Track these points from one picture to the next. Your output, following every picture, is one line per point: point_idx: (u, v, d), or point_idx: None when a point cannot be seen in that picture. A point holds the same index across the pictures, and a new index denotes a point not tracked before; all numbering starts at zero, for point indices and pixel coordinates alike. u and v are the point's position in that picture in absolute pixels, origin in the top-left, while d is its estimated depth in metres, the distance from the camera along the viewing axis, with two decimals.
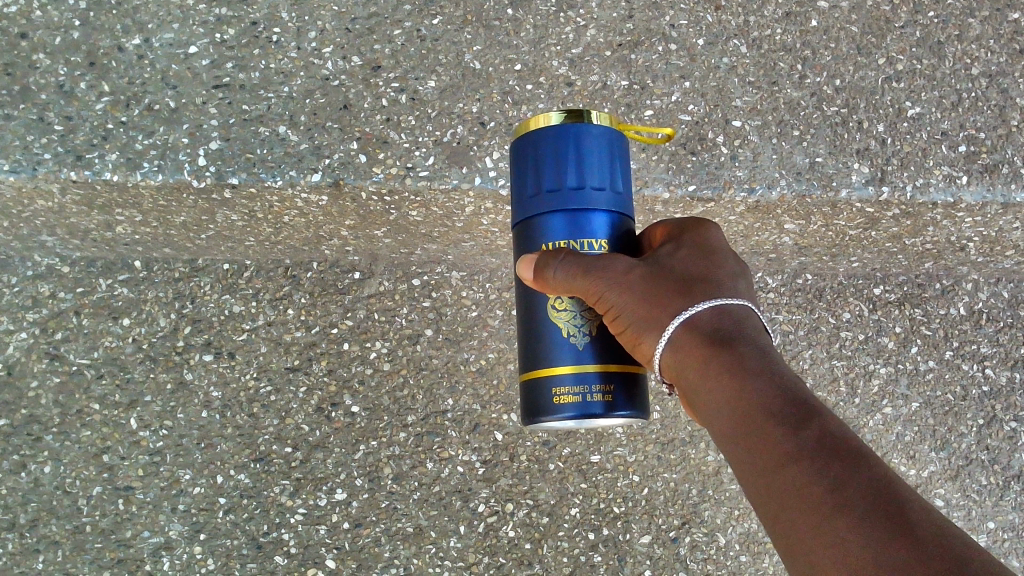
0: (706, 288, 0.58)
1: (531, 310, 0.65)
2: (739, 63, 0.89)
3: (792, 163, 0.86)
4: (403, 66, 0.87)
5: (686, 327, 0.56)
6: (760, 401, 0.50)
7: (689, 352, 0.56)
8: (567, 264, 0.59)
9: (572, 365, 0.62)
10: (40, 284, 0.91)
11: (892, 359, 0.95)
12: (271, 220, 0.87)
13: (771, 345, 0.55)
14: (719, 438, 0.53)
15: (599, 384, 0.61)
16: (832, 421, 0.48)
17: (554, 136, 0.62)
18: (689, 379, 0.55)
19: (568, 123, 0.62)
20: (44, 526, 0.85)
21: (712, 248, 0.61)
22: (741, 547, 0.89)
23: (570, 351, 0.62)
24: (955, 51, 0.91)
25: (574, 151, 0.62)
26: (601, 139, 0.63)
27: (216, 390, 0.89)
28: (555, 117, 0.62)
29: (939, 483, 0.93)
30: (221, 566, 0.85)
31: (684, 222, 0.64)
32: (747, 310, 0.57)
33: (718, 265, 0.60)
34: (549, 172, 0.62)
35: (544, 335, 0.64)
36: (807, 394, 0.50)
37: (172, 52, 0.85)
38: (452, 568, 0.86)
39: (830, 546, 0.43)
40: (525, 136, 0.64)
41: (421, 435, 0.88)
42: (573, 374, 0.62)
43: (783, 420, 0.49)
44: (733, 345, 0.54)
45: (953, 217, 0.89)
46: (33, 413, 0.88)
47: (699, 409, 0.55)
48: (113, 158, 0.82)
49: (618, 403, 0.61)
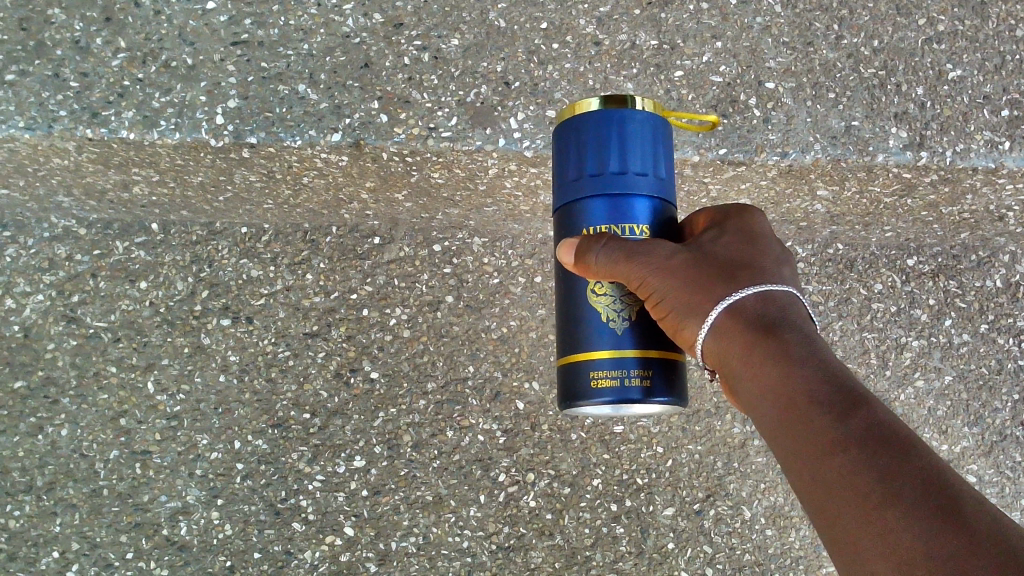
0: (749, 274, 0.56)
1: (569, 297, 0.63)
2: (774, 22, 0.86)
3: (827, 126, 0.84)
4: (426, 24, 0.84)
5: (728, 313, 0.54)
6: (806, 387, 0.48)
7: (733, 337, 0.54)
8: (609, 249, 0.57)
9: (611, 348, 0.59)
10: (56, 246, 0.89)
11: (925, 332, 0.92)
12: (290, 181, 0.84)
13: (816, 331, 0.53)
14: (763, 426, 0.51)
15: (642, 370, 0.59)
16: (880, 408, 0.45)
17: (596, 122, 0.60)
18: (733, 366, 0.53)
19: (610, 107, 0.59)
20: (61, 489, 0.84)
21: (756, 234, 0.59)
22: (767, 520, 0.87)
23: (608, 335, 0.60)
24: (1000, 11, 0.88)
25: (616, 136, 0.59)
26: (644, 125, 0.60)
27: (234, 354, 0.88)
28: (596, 101, 0.60)
29: (972, 458, 0.91)
30: (239, 532, 0.84)
31: (727, 206, 0.61)
32: (790, 296, 0.55)
33: (761, 251, 0.58)
34: (590, 156, 0.59)
35: (579, 321, 0.62)
36: (854, 381, 0.48)
37: (188, 8, 0.83)
38: (472, 537, 0.84)
39: (879, 538, 0.41)
40: (567, 120, 0.61)
41: (441, 403, 0.87)
42: (611, 357, 0.59)
43: (828, 407, 0.46)
44: (776, 332, 0.52)
45: (993, 184, 0.85)
46: (50, 375, 0.87)
47: (743, 397, 0.53)
48: (129, 115, 0.80)
49: (655, 387, 0.59)
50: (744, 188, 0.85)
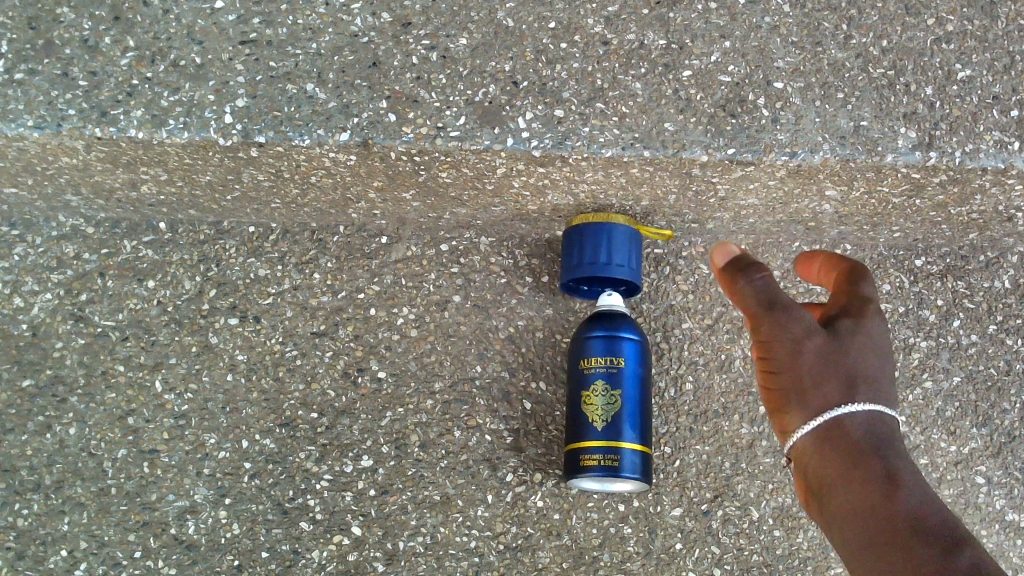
0: (867, 390, 0.61)
1: (572, 399, 0.82)
2: (782, 22, 0.86)
3: (836, 126, 0.83)
4: (434, 24, 0.84)
5: (836, 425, 0.60)
6: (912, 520, 0.54)
7: (835, 453, 0.59)
8: (761, 282, 0.65)
9: (605, 440, 0.79)
10: (64, 245, 0.90)
11: (933, 332, 0.92)
12: (298, 180, 0.85)
13: (913, 462, 0.59)
14: (845, 544, 0.57)
15: (627, 457, 0.79)
16: (981, 553, 0.51)
17: (592, 230, 0.85)
18: (829, 480, 0.59)
19: (601, 221, 0.85)
20: (69, 488, 0.84)
21: (883, 347, 0.64)
22: (775, 521, 0.86)
23: (602, 428, 0.79)
24: (1009, 12, 0.88)
25: (605, 239, 0.85)
26: (624, 231, 0.86)
27: (242, 353, 0.88)
28: (592, 216, 0.86)
29: (980, 460, 0.90)
30: (246, 532, 0.84)
31: (863, 296, 0.66)
32: (897, 423, 0.61)
33: (881, 365, 0.63)
34: (587, 250, 0.85)
35: (581, 413, 0.81)
36: (955, 522, 0.54)
37: (197, 7, 0.83)
38: (479, 537, 0.84)
39: None
40: (572, 226, 0.87)
41: (449, 402, 0.87)
42: (605, 451, 0.79)
43: (931, 543, 0.52)
44: (883, 456, 0.58)
45: (1003, 184, 0.85)
46: (58, 374, 0.87)
47: (832, 514, 0.59)
48: (138, 114, 0.80)
49: (637, 472, 0.79)
50: (751, 188, 0.85)
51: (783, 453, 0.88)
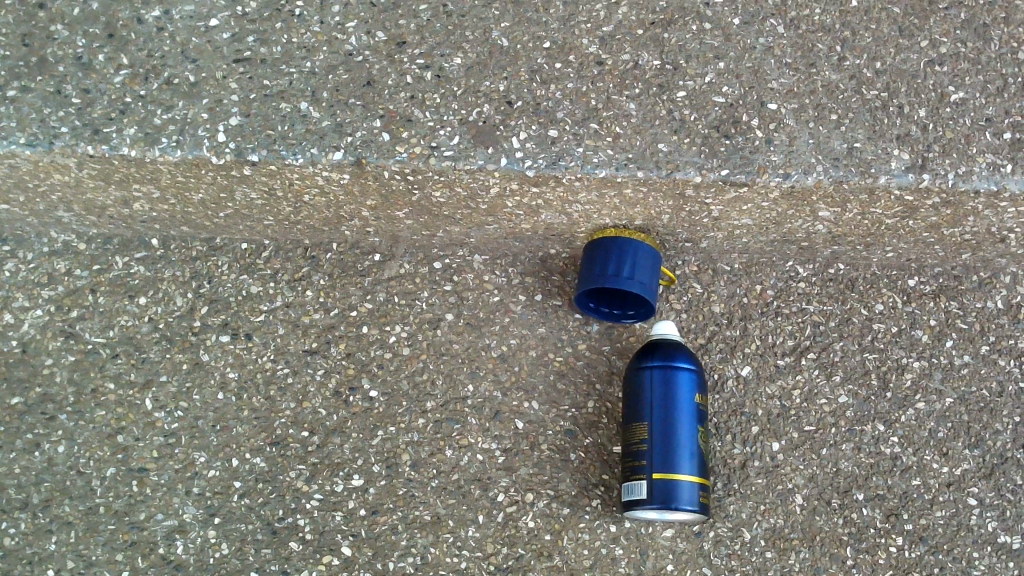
0: None
1: (628, 433, 0.82)
2: (776, 43, 0.86)
3: (829, 148, 0.83)
4: (429, 43, 0.84)
5: None
6: None
7: None
8: None
9: (660, 471, 0.79)
10: (56, 261, 0.90)
11: (926, 353, 0.92)
12: (291, 199, 0.85)
13: None
14: None
15: (683, 488, 0.78)
16: None
17: (616, 245, 0.85)
18: None
19: (626, 238, 0.86)
20: (57, 507, 0.83)
21: None
22: (768, 543, 0.86)
23: (657, 459, 0.79)
24: (1001, 34, 0.88)
25: (629, 256, 0.85)
26: (647, 254, 0.86)
27: (233, 371, 0.87)
28: (617, 233, 0.86)
29: (972, 482, 0.88)
30: (235, 551, 0.83)
31: None
32: None
33: None
34: (611, 262, 0.85)
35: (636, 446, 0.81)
36: None
37: (191, 25, 0.83)
38: (470, 558, 0.83)
39: None
40: (596, 239, 0.87)
41: (440, 421, 0.87)
42: (661, 482, 0.79)
43: None
44: None
45: (995, 207, 0.85)
46: (48, 392, 0.86)
47: None
48: (131, 132, 0.80)
49: (694, 504, 0.79)
50: (746, 208, 0.85)
51: (775, 473, 0.87)
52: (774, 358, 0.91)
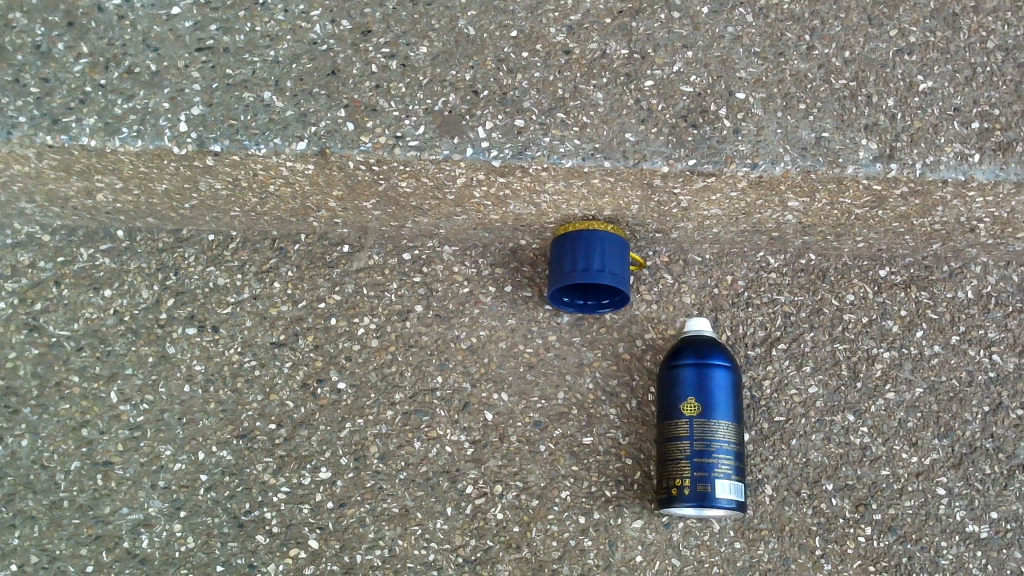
0: None
1: (663, 430, 0.82)
2: (745, 32, 0.86)
3: (797, 137, 0.83)
4: (394, 31, 0.84)
5: None
6: None
7: None
8: None
9: (699, 467, 0.78)
10: (19, 253, 0.89)
11: (896, 343, 0.92)
12: (256, 189, 0.84)
13: None
14: None
15: (723, 485, 0.78)
16: None
17: (584, 238, 0.85)
18: None
19: (593, 229, 0.85)
20: (20, 501, 0.83)
21: None
22: (736, 533, 0.85)
23: (695, 456, 0.79)
24: (970, 24, 0.88)
25: (598, 248, 0.84)
26: (615, 243, 0.85)
27: (199, 364, 0.87)
28: (585, 224, 0.86)
29: (941, 471, 0.88)
30: (200, 545, 0.82)
31: None
32: None
33: None
34: (581, 256, 0.84)
35: (672, 442, 0.80)
36: None
37: (153, 13, 0.83)
38: (438, 550, 0.83)
39: None
40: (564, 234, 0.86)
41: (409, 413, 0.86)
42: (699, 478, 0.78)
43: None
44: None
45: (964, 196, 0.85)
46: (11, 385, 0.85)
47: None
48: (90, 122, 0.78)
49: (733, 502, 0.78)
50: (714, 198, 0.85)
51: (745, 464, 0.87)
52: (745, 349, 0.91)
